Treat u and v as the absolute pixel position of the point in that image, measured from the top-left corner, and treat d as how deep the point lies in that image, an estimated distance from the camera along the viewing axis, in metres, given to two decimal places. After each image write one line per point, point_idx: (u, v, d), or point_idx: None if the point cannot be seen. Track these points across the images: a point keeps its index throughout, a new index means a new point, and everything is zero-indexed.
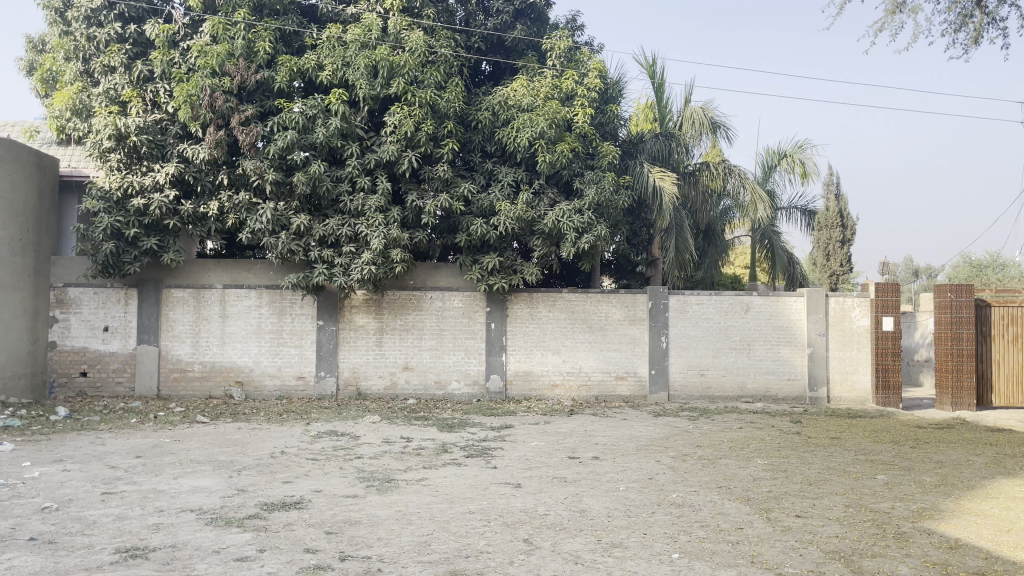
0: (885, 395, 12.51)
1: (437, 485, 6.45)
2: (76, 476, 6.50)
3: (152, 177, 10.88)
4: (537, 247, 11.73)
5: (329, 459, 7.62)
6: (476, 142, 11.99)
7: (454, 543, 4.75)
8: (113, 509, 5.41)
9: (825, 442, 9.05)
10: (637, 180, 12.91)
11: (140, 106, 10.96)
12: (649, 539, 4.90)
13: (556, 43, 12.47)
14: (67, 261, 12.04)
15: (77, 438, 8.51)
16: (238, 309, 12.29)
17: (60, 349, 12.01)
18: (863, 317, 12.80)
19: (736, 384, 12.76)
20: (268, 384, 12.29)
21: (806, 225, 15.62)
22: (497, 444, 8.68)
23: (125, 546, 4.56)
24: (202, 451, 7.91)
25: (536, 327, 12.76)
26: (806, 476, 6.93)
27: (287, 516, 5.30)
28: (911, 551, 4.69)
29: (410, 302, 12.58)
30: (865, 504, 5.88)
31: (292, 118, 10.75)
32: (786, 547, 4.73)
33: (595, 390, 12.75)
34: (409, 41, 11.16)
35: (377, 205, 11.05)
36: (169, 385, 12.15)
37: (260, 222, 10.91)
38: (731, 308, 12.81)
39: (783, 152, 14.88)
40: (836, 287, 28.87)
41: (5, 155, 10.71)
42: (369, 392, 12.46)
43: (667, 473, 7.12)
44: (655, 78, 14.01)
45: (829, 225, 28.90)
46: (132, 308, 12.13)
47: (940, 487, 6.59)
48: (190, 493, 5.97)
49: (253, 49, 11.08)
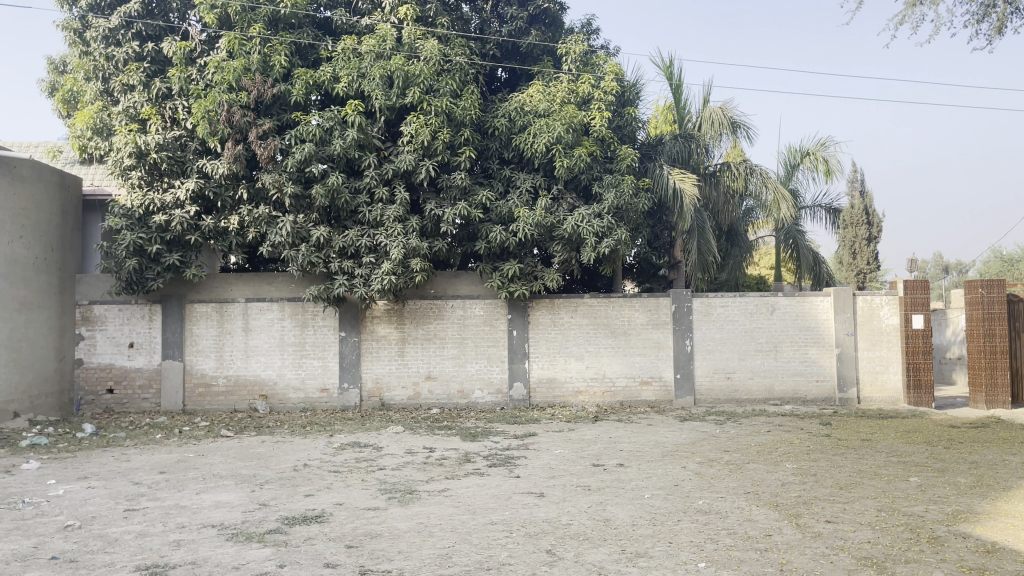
0: (916, 394, 12.33)
1: (459, 496, 6.38)
2: (100, 493, 6.53)
3: (172, 194, 10.97)
4: (557, 252, 11.63)
5: (351, 471, 7.59)
6: (493, 150, 11.95)
7: (476, 555, 4.68)
8: (136, 526, 5.41)
9: (856, 444, 8.86)
10: (657, 182, 12.79)
11: (159, 124, 11.08)
12: (675, 548, 4.79)
13: (571, 47, 12.39)
14: (92, 278, 12.15)
15: (102, 455, 8.55)
16: (261, 322, 12.32)
17: (86, 366, 12.12)
18: (892, 315, 12.58)
19: (764, 387, 12.57)
20: (292, 397, 12.31)
21: (830, 224, 15.37)
22: (520, 452, 8.61)
23: (145, 564, 4.54)
24: (225, 465, 7.91)
25: (558, 334, 12.66)
26: (836, 480, 6.77)
27: (308, 531, 5.26)
28: (946, 555, 4.54)
29: (432, 311, 12.53)
30: (898, 507, 5.73)
31: (309, 131, 10.77)
32: (815, 554, 4.60)
33: (620, 396, 12.63)
34: (424, 50, 11.15)
35: (396, 215, 11.06)
36: (195, 400, 12.21)
37: (280, 235, 10.93)
38: (756, 310, 12.62)
39: (805, 150, 14.67)
40: (864, 286, 28.49)
41: (28, 174, 10.81)
42: (392, 402, 12.45)
43: (693, 478, 6.99)
44: (672, 79, 13.89)
45: (854, 223, 28.51)
46: (156, 323, 12.21)
47: (976, 488, 6.40)
48: (212, 508, 5.96)
49: (269, 63, 11.11)
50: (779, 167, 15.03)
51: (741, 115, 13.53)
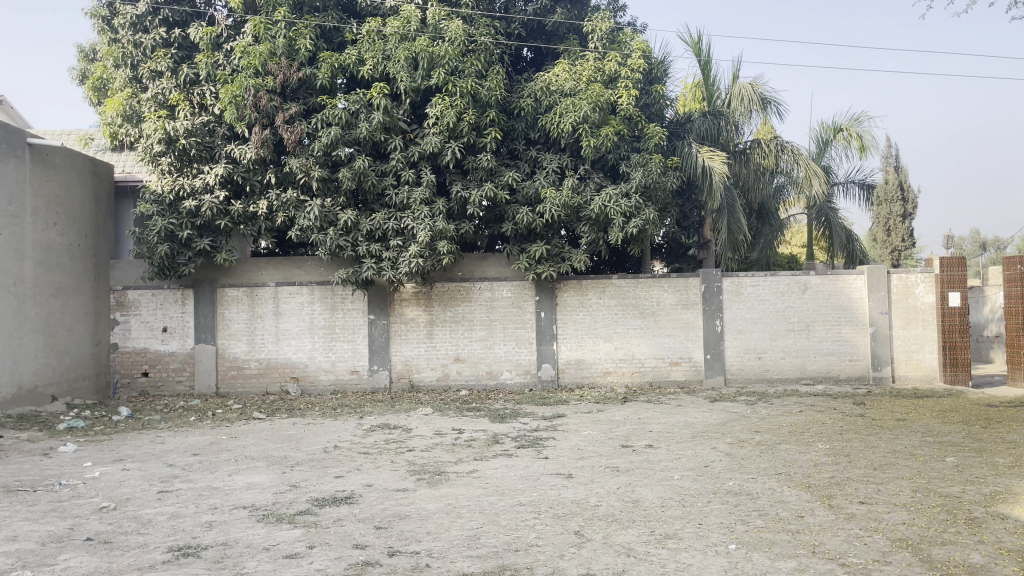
0: (953, 372, 12.16)
1: (487, 476, 6.41)
2: (135, 475, 6.63)
3: (202, 179, 11.03)
4: (585, 233, 11.55)
5: (381, 452, 7.64)
6: (519, 130, 11.87)
7: (504, 536, 4.68)
8: (169, 508, 5.49)
9: (890, 423, 8.73)
10: (686, 161, 12.65)
11: (188, 110, 11.13)
12: (705, 529, 4.75)
13: (597, 24, 12.24)
14: (125, 264, 12.31)
15: (137, 438, 8.68)
16: (291, 306, 12.42)
17: (122, 350, 12.30)
18: (928, 293, 12.39)
19: (796, 366, 12.41)
20: (323, 379, 12.42)
21: (864, 200, 15.09)
22: (549, 433, 8.60)
23: (178, 545, 4.60)
24: (257, 447, 7.99)
25: (586, 315, 12.61)
26: (869, 460, 6.67)
27: (338, 512, 5.29)
28: (984, 537, 4.45)
29: (460, 294, 12.54)
30: (934, 488, 5.63)
31: (335, 114, 10.79)
32: (849, 536, 4.53)
33: (649, 376, 12.55)
34: (448, 31, 11.04)
35: (423, 197, 11.02)
36: (228, 382, 12.36)
37: (308, 219, 10.97)
38: (788, 289, 12.44)
39: (838, 125, 14.38)
40: (899, 263, 27.95)
41: (61, 162, 10.94)
42: (421, 383, 12.50)
43: (723, 459, 6.94)
44: (701, 56, 13.67)
45: (889, 199, 28.03)
46: (188, 308, 12.34)
47: (1015, 468, 6.26)
48: (244, 490, 6.03)
49: (295, 47, 11.13)
50: (811, 143, 14.75)
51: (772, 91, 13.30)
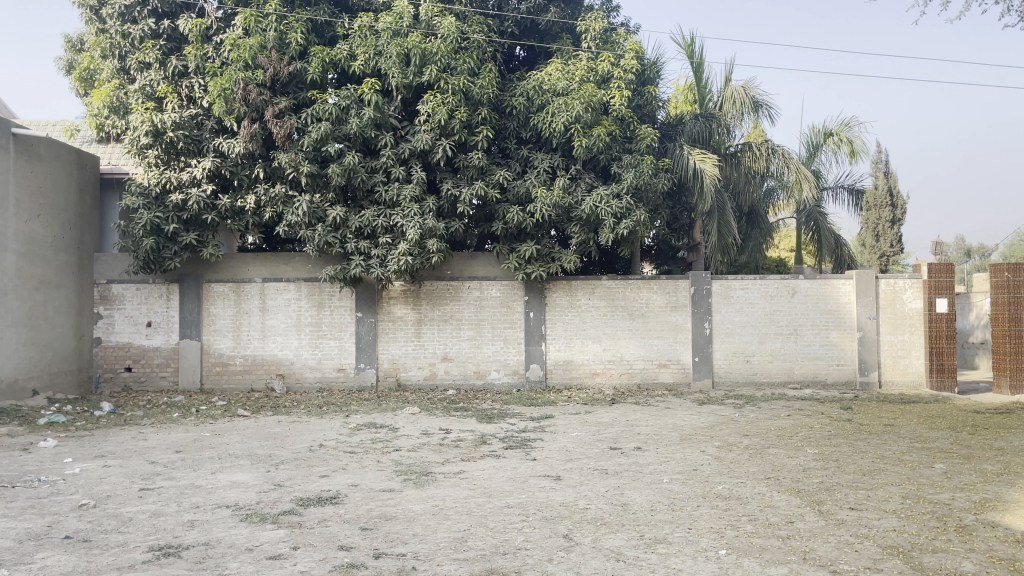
0: (940, 378, 12.20)
1: (475, 477, 6.34)
2: (116, 471, 6.53)
3: (189, 172, 10.89)
4: (575, 233, 11.48)
5: (367, 451, 7.58)
6: (511, 129, 11.80)
7: (492, 539, 4.61)
8: (150, 505, 5.40)
9: (877, 429, 8.72)
10: (677, 163, 12.61)
11: (175, 102, 10.96)
12: (695, 534, 4.71)
13: (590, 24, 12.20)
14: (110, 258, 12.16)
15: (119, 434, 8.56)
16: (278, 302, 12.31)
17: (105, 344, 12.15)
18: (915, 299, 12.40)
19: (784, 370, 12.41)
20: (308, 377, 12.31)
21: (853, 205, 15.11)
22: (537, 435, 8.53)
23: (158, 544, 4.50)
24: (241, 445, 7.89)
25: (575, 317, 12.56)
26: (858, 466, 6.65)
27: (323, 512, 5.21)
28: (975, 545, 4.42)
29: (449, 293, 12.46)
30: (923, 495, 5.60)
31: (326, 109, 10.69)
32: (840, 543, 4.49)
33: (638, 378, 12.51)
34: (441, 28, 11.00)
35: (412, 195, 10.94)
36: (212, 378, 12.23)
37: (296, 215, 10.86)
38: (777, 292, 12.44)
39: (828, 130, 14.40)
40: (887, 269, 28.02)
41: (45, 153, 10.78)
42: (408, 382, 12.42)
43: (713, 463, 6.88)
44: (694, 58, 13.65)
45: (878, 205, 28.09)
46: (173, 303, 12.21)
47: (1003, 476, 6.26)
48: (227, 488, 5.93)
49: (286, 41, 11.03)
50: (801, 147, 14.77)
51: (764, 94, 13.29)
